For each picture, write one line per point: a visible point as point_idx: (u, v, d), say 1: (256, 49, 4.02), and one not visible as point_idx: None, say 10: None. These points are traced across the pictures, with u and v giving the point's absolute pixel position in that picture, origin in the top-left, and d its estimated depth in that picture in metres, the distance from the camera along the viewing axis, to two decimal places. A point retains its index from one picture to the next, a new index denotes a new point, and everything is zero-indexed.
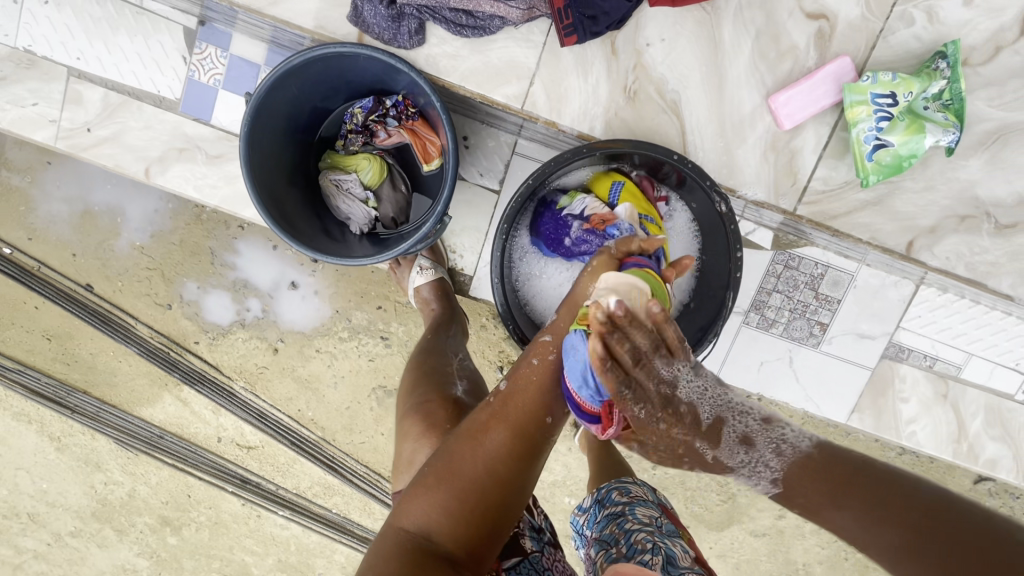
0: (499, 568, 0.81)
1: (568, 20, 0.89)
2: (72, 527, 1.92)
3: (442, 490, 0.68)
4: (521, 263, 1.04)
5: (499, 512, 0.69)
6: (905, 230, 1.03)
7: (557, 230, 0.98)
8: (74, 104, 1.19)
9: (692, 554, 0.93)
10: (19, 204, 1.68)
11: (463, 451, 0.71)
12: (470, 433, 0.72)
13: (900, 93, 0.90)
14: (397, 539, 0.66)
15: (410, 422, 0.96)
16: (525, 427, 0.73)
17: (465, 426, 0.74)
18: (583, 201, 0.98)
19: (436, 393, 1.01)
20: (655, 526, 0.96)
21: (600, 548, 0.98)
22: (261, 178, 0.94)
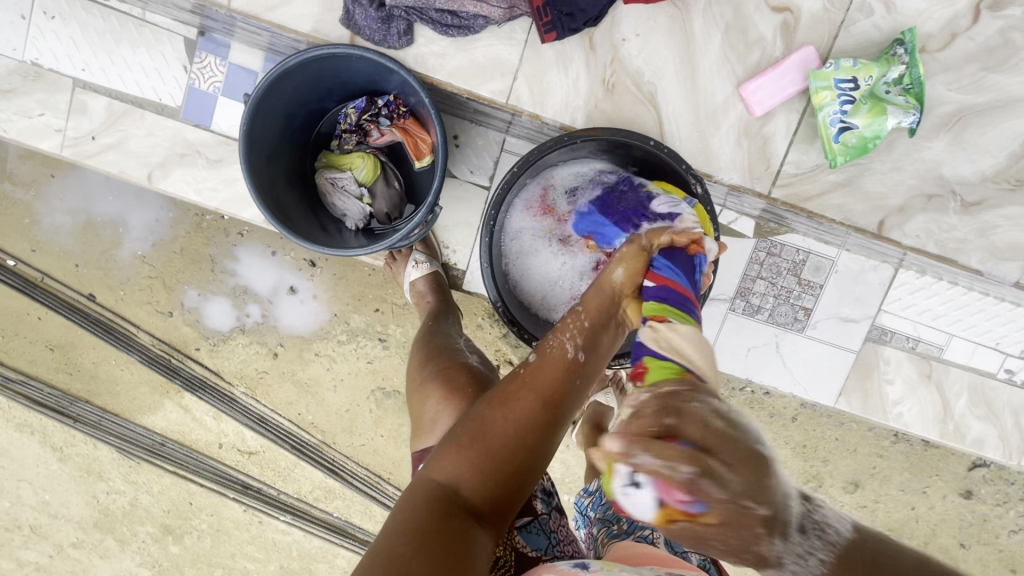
0: (513, 525, 0.83)
1: (547, 18, 0.95)
2: (74, 538, 1.93)
3: (472, 451, 0.67)
4: (520, 244, 1.06)
5: (524, 476, 0.68)
6: (876, 210, 1.07)
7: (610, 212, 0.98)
8: (78, 113, 1.24)
9: (691, 536, 0.97)
10: (23, 216, 1.72)
11: (494, 412, 0.69)
12: (501, 397, 0.71)
13: (860, 78, 0.96)
14: (426, 492, 0.65)
15: (431, 387, 0.99)
16: (553, 398, 0.71)
17: (493, 393, 0.72)
18: (662, 196, 0.95)
19: (454, 362, 1.04)
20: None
21: (602, 525, 1.02)
22: (260, 175, 0.98)
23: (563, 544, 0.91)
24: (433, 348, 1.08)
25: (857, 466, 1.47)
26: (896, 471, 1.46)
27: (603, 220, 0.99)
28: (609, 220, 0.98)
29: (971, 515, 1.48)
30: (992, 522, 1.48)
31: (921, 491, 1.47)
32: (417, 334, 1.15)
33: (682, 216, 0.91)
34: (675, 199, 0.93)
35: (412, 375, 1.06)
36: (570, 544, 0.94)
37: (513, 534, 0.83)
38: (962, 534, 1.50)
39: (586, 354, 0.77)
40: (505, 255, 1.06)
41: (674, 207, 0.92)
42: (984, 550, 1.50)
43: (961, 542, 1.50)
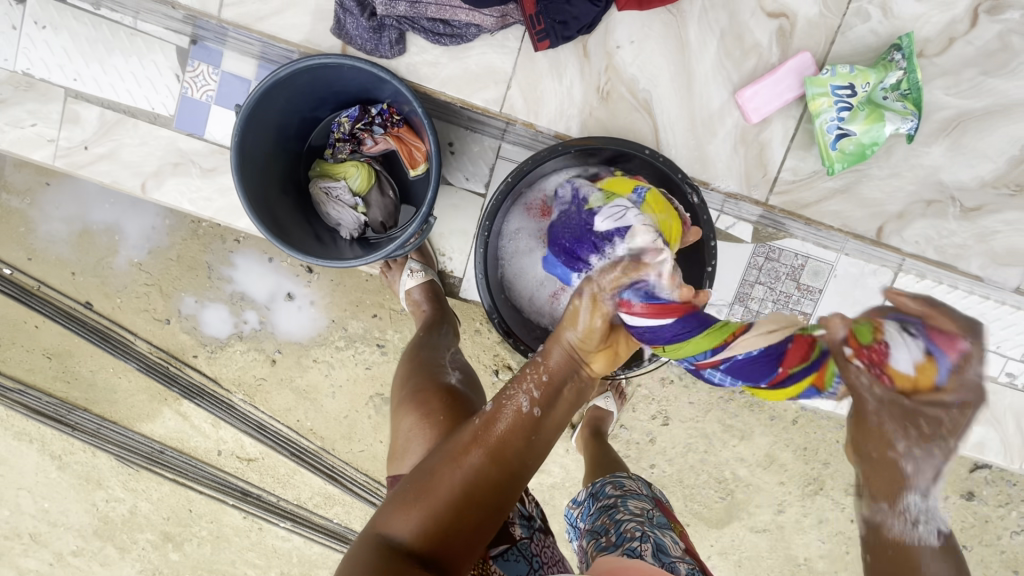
0: (488, 555, 0.82)
1: (540, 26, 0.93)
2: (74, 546, 1.93)
3: (416, 505, 0.68)
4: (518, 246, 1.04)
5: (470, 532, 0.68)
6: (874, 216, 1.06)
7: (560, 241, 0.92)
8: (71, 123, 1.23)
9: (681, 545, 0.96)
10: (19, 225, 1.71)
11: (443, 469, 0.69)
12: (454, 451, 0.70)
13: (857, 84, 0.94)
14: (370, 543, 0.66)
15: (407, 409, 0.98)
16: (502, 453, 0.70)
17: (449, 443, 0.72)
18: (607, 208, 0.87)
19: (433, 384, 1.01)
20: (646, 516, 0.99)
21: (591, 537, 1.02)
22: (251, 185, 0.97)
23: (547, 566, 0.91)
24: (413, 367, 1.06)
25: None
26: None
27: (555, 254, 0.93)
28: (561, 250, 0.91)
29: (971, 516, 1.48)
30: (993, 523, 1.48)
31: None
32: (410, 343, 1.15)
33: (632, 228, 0.84)
34: (623, 204, 0.87)
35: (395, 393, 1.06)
36: (555, 566, 0.93)
37: (489, 563, 0.82)
38: (963, 536, 1.50)
39: (543, 409, 0.73)
40: (501, 261, 1.04)
41: (621, 218, 0.85)
42: (985, 551, 1.50)
43: (962, 543, 1.50)
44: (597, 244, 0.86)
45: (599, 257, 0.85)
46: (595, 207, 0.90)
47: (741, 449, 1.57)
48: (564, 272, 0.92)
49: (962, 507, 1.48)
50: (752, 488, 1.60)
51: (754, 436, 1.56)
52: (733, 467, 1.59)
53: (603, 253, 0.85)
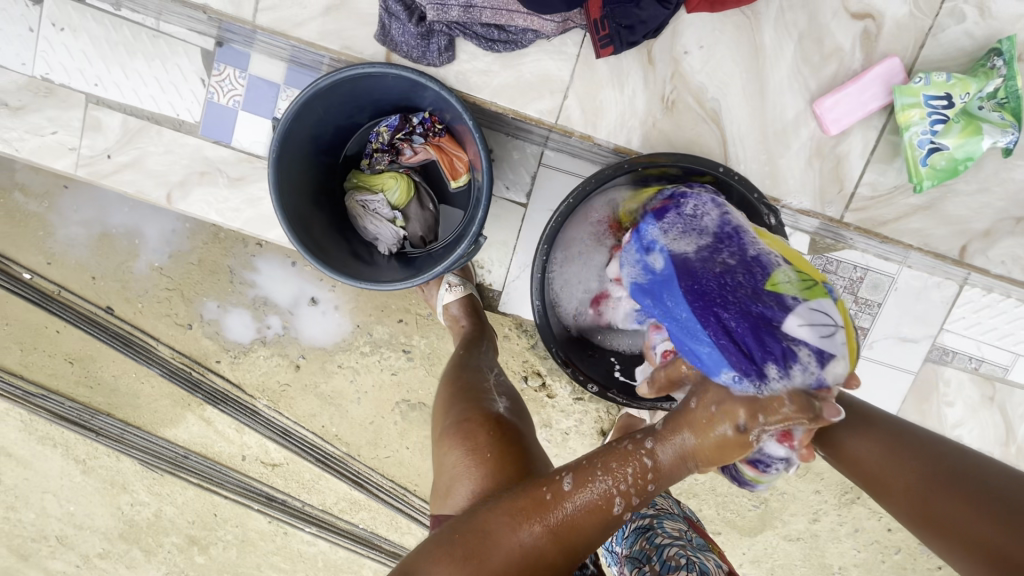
0: None
1: (604, 31, 0.86)
2: (100, 548, 1.92)
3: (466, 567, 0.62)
4: (572, 261, 0.97)
5: None
6: (957, 234, 0.99)
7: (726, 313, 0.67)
8: (93, 131, 1.17)
9: (724, 567, 0.88)
10: (37, 228, 1.67)
11: (502, 537, 0.64)
12: (518, 520, 0.65)
13: (955, 94, 0.87)
14: None
15: (450, 440, 0.91)
16: (568, 538, 0.65)
17: (513, 505, 0.67)
18: (805, 307, 0.67)
19: (480, 415, 0.93)
20: (686, 539, 0.93)
21: (631, 566, 0.93)
22: (289, 201, 0.91)
23: None
24: (458, 390, 0.99)
25: None
26: None
27: (704, 320, 0.68)
28: (720, 327, 0.67)
29: None
30: None
31: None
32: (450, 361, 1.08)
33: (833, 356, 0.64)
34: (828, 318, 0.66)
35: (436, 418, 0.99)
36: None
37: None
38: None
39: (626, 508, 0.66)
40: (557, 279, 0.97)
41: (826, 339, 0.65)
42: None
43: None
44: (783, 351, 0.64)
45: (780, 373, 0.63)
46: (783, 291, 0.68)
47: None
48: (703, 346, 0.67)
49: None
50: (789, 497, 1.54)
51: None
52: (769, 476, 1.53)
53: (789, 370, 0.63)
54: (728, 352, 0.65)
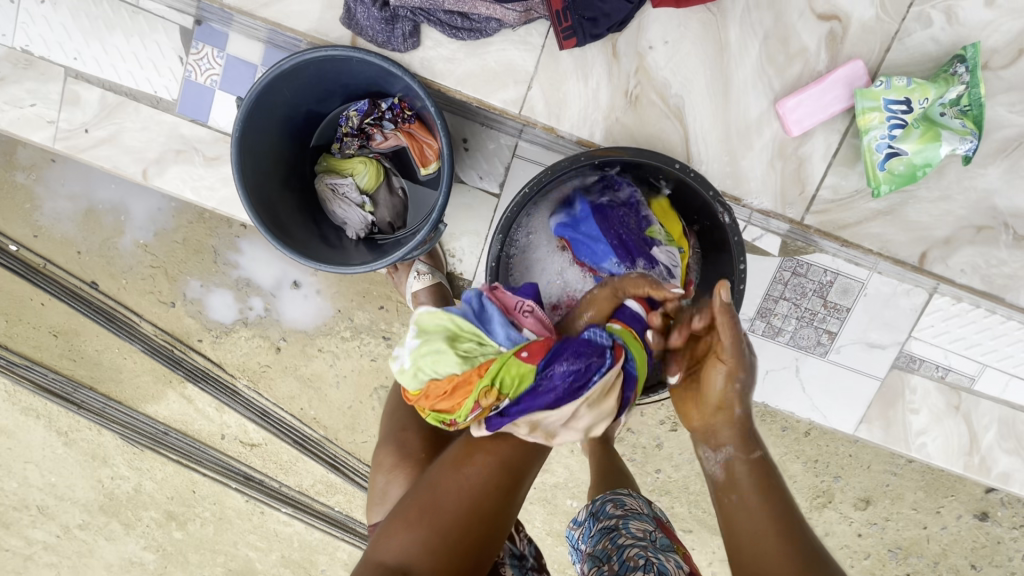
0: None
1: (567, 23, 0.86)
2: (80, 520, 1.94)
3: (421, 524, 0.65)
4: (532, 247, 0.99)
5: (474, 551, 0.65)
6: (918, 241, 0.99)
7: (619, 226, 0.93)
8: (71, 105, 1.18)
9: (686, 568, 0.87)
10: (24, 200, 1.69)
11: (445, 479, 0.68)
12: (455, 461, 0.70)
13: (914, 100, 0.86)
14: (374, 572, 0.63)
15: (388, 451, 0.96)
16: (512, 461, 0.70)
17: (448, 456, 0.72)
18: (667, 248, 0.94)
19: (414, 423, 1.02)
20: (650, 540, 0.91)
21: (591, 564, 0.93)
22: (252, 182, 0.92)
23: None
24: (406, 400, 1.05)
25: (869, 483, 1.47)
26: (910, 489, 1.46)
27: (606, 233, 0.93)
28: (618, 236, 0.93)
29: (984, 537, 1.48)
30: (1007, 546, 1.48)
31: (935, 511, 1.47)
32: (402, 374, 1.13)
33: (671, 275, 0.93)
34: (676, 257, 0.94)
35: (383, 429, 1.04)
36: None
37: None
38: (974, 556, 1.49)
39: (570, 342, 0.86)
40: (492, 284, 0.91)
41: (672, 261, 0.93)
42: (995, 572, 1.50)
43: (972, 563, 1.50)
44: (646, 254, 0.92)
45: (647, 264, 0.92)
46: (656, 236, 0.94)
47: None
48: (600, 252, 0.93)
49: (975, 529, 1.48)
50: None
51: (764, 446, 1.47)
52: None
53: (653, 263, 0.92)
54: (617, 246, 0.92)
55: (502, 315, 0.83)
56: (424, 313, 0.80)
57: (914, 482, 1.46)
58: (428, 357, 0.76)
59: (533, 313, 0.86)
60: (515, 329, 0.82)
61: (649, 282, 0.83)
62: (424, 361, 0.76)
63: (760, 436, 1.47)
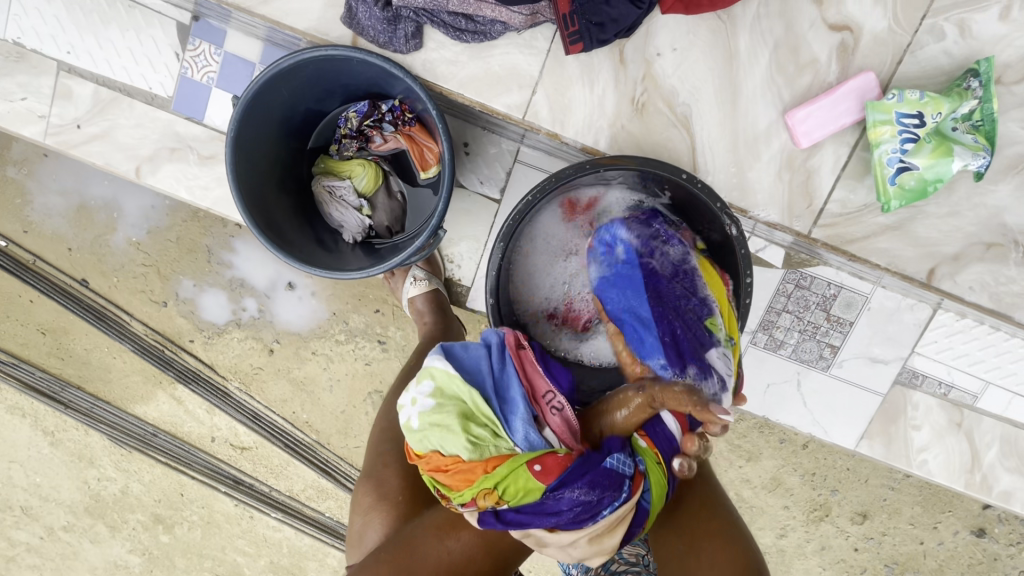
0: None
1: (573, 27, 0.84)
2: (65, 522, 1.90)
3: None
4: (537, 254, 0.96)
5: None
6: (927, 256, 0.97)
7: (675, 321, 0.82)
8: (63, 99, 1.15)
9: None
10: (15, 195, 1.66)
11: (428, 542, 0.75)
12: (442, 528, 0.76)
13: (927, 114, 0.85)
14: None
15: (365, 488, 0.95)
16: (492, 541, 0.75)
17: (435, 520, 0.78)
18: (722, 349, 0.82)
19: (397, 459, 0.98)
20: (643, 565, 0.89)
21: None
22: (247, 184, 0.89)
23: None
24: (387, 435, 1.02)
25: (866, 497, 1.45)
26: (907, 504, 1.45)
27: (657, 321, 0.82)
28: (670, 331, 0.81)
29: (981, 554, 1.46)
30: (1003, 563, 1.46)
31: (932, 527, 1.45)
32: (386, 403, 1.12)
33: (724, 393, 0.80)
34: (731, 363, 0.82)
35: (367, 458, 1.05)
36: None
37: None
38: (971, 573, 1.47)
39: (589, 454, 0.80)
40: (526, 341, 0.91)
41: (725, 366, 0.81)
42: None
43: None
44: (699, 362, 0.80)
45: (699, 373, 0.79)
46: (716, 329, 0.83)
47: (746, 470, 1.46)
48: (648, 345, 0.82)
49: (972, 545, 1.46)
50: (755, 511, 1.49)
51: (761, 458, 1.46)
52: (737, 489, 1.48)
53: (707, 372, 0.79)
54: (664, 345, 0.80)
55: (526, 405, 0.79)
56: (443, 371, 0.79)
57: (911, 497, 1.45)
58: (437, 426, 0.74)
59: (562, 409, 0.81)
60: (535, 428, 0.77)
61: (692, 393, 0.74)
62: (433, 427, 0.74)
63: (757, 449, 1.46)
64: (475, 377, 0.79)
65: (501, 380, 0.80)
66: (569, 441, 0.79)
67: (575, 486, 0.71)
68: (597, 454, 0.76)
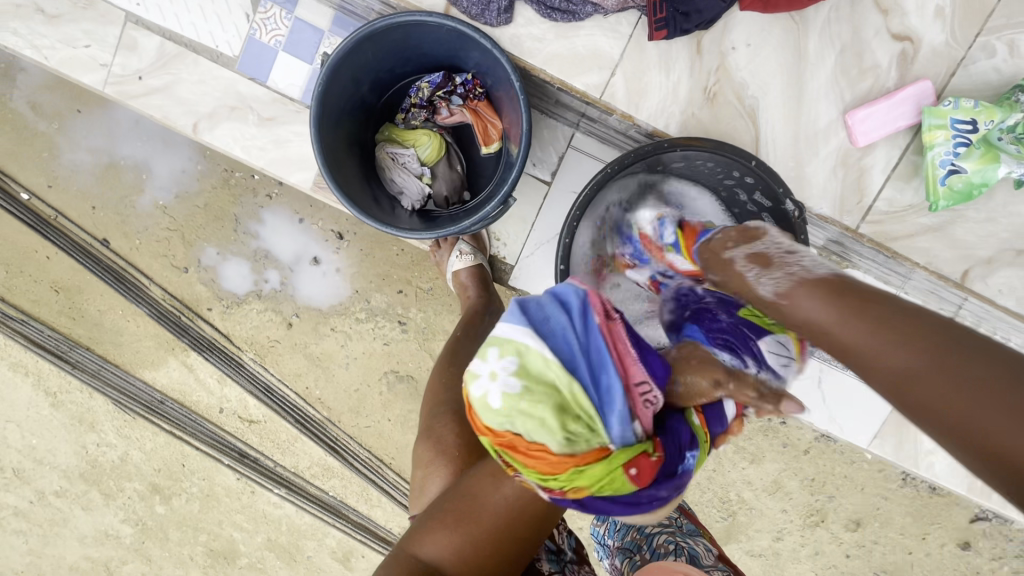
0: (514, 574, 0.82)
1: (661, 14, 0.92)
2: (58, 487, 1.83)
3: (457, 527, 0.72)
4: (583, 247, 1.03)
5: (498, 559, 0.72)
6: (963, 259, 1.04)
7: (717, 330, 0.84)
8: (128, 50, 1.17)
9: (713, 551, 0.93)
10: (43, 148, 1.65)
11: (484, 492, 0.73)
12: (495, 472, 0.73)
13: (980, 121, 0.93)
14: (412, 563, 0.71)
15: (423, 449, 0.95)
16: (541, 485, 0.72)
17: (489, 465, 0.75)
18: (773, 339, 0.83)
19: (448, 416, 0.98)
20: (676, 526, 0.96)
21: (623, 557, 0.96)
22: (326, 140, 0.92)
23: None
24: (439, 397, 1.02)
25: (861, 505, 1.50)
26: (899, 514, 1.49)
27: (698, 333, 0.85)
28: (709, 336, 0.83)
29: (966, 567, 1.51)
30: None
31: (920, 538, 1.51)
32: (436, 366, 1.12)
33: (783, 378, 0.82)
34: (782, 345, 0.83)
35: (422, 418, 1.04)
36: None
37: None
38: None
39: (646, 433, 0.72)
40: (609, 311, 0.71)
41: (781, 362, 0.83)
42: None
43: None
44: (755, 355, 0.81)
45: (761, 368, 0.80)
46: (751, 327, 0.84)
47: (749, 471, 1.50)
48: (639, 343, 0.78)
49: (957, 557, 1.51)
50: (755, 512, 1.53)
51: (764, 460, 1.50)
52: (739, 490, 1.52)
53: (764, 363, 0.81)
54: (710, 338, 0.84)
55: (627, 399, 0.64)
56: (535, 350, 0.61)
57: (904, 507, 1.49)
58: (524, 416, 0.60)
59: (653, 403, 0.68)
60: (630, 422, 0.64)
61: (761, 395, 0.77)
62: (521, 414, 0.60)
63: (761, 450, 1.50)
64: (569, 353, 0.62)
65: (591, 355, 0.63)
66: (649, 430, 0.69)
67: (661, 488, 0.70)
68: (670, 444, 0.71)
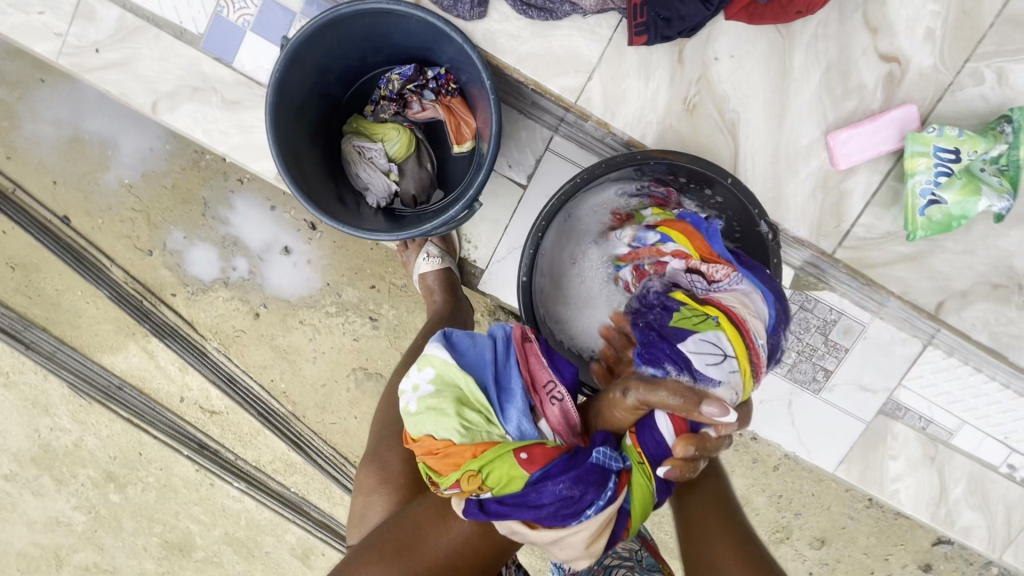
0: None
1: (642, 19, 0.89)
2: (8, 470, 1.76)
3: (396, 563, 0.65)
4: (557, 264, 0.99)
5: None
6: (938, 290, 1.08)
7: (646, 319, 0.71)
8: (85, 20, 1.10)
9: None
10: (3, 118, 1.56)
11: (427, 529, 0.67)
12: (442, 510, 0.68)
13: (963, 150, 0.91)
14: None
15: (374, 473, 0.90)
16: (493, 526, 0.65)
17: (434, 500, 0.70)
18: (695, 337, 0.64)
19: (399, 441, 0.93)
20: (636, 560, 0.87)
21: None
22: (283, 130, 0.87)
23: None
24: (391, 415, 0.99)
25: (827, 524, 1.47)
26: (863, 534, 1.47)
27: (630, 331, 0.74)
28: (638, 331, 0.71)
29: None
30: None
31: (883, 558, 1.48)
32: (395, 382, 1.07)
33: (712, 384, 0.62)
34: (712, 335, 0.64)
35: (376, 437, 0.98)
36: None
37: None
38: None
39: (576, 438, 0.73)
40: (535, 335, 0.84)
41: (708, 366, 0.62)
42: None
43: None
44: (668, 346, 0.64)
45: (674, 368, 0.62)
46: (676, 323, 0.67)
47: None
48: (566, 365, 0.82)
49: None
50: None
51: (734, 475, 1.48)
52: None
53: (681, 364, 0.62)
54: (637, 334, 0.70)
55: (524, 395, 0.72)
56: (442, 358, 0.72)
57: (868, 527, 1.47)
58: (432, 410, 0.68)
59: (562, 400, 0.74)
60: (529, 417, 0.70)
61: (685, 401, 0.60)
62: (428, 409, 0.69)
63: (730, 466, 1.47)
64: (475, 367, 0.73)
65: (502, 370, 0.74)
66: (565, 435, 0.71)
67: (556, 490, 0.62)
68: (585, 450, 0.68)
